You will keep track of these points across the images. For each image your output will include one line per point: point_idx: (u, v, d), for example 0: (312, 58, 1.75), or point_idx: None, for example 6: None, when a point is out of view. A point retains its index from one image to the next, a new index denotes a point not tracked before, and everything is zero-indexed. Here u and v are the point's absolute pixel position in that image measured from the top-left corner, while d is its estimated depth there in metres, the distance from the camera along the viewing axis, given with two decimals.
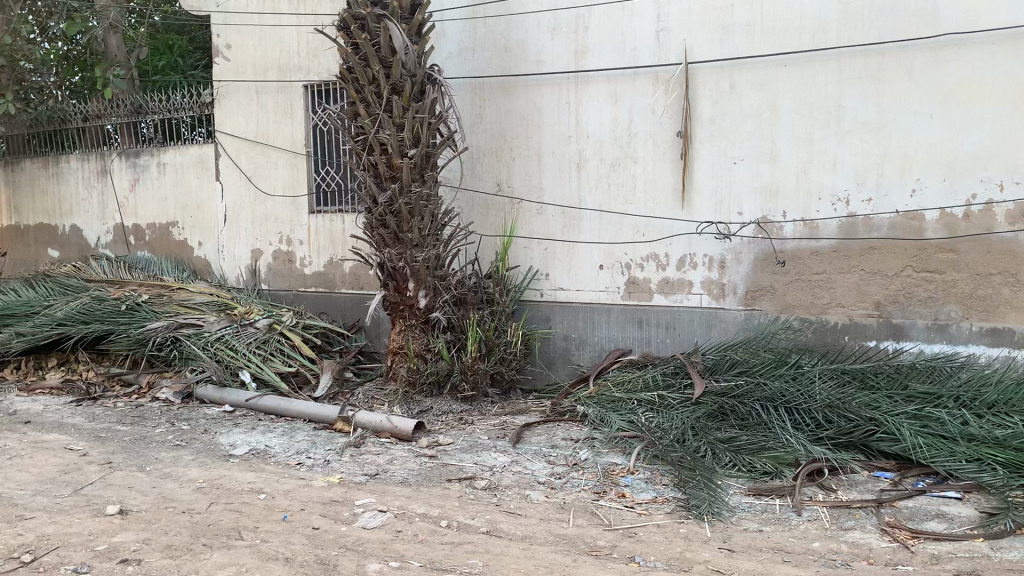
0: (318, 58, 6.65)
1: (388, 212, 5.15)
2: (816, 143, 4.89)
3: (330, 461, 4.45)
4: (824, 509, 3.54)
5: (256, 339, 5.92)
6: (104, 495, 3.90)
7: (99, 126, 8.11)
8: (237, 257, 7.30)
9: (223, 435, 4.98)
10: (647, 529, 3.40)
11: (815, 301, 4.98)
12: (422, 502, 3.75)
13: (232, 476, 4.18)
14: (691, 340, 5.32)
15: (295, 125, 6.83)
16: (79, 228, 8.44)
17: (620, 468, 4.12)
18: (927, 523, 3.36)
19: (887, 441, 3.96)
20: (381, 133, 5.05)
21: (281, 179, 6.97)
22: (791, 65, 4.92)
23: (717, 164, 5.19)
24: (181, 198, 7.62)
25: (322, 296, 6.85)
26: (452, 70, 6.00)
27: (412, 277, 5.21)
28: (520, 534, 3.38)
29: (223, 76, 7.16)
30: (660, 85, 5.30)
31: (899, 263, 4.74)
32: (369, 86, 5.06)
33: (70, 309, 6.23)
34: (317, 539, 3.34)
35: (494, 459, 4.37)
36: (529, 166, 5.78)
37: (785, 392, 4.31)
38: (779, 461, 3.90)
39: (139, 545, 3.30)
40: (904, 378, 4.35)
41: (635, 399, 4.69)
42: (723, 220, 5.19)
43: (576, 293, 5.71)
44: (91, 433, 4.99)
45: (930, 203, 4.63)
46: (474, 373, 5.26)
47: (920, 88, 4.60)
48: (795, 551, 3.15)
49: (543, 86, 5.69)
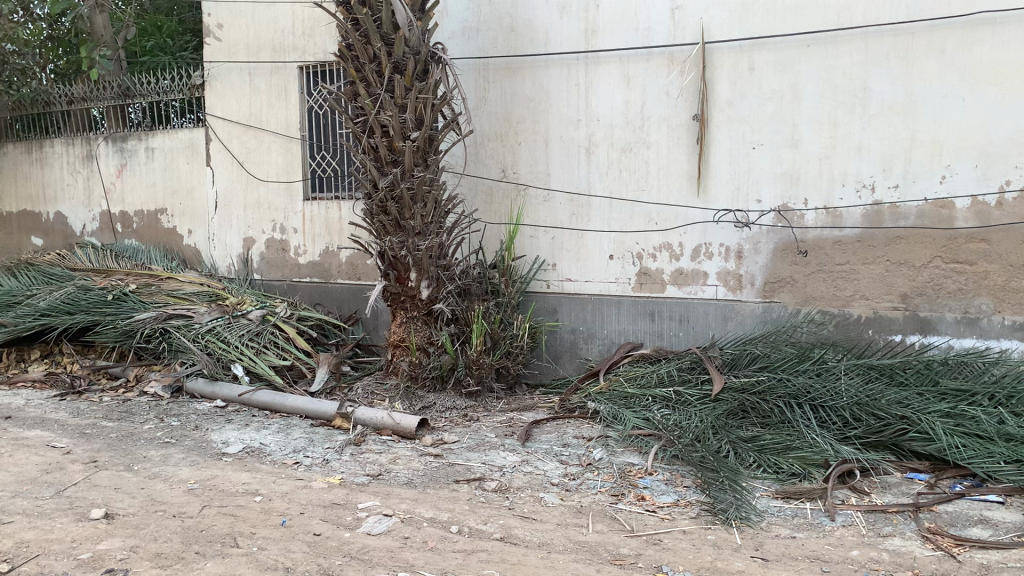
0: (314, 38, 6.35)
1: (389, 197, 4.89)
2: (840, 128, 4.67)
3: (329, 460, 4.21)
4: (858, 514, 3.33)
5: (249, 331, 5.65)
6: (88, 497, 3.64)
7: (84, 110, 7.80)
8: (230, 245, 7.01)
9: (215, 431, 4.73)
10: (672, 536, 3.19)
11: (837, 294, 4.77)
12: (429, 505, 3.52)
13: (226, 477, 3.93)
14: (705, 333, 5.11)
15: (290, 108, 6.55)
16: (63, 216, 8.13)
17: (637, 469, 3.90)
18: (971, 530, 3.16)
19: (921, 441, 3.77)
20: (382, 114, 4.79)
21: (274, 165, 6.68)
22: (814, 45, 4.69)
23: (735, 149, 4.96)
24: (170, 184, 7.32)
25: (317, 287, 6.59)
26: (456, 51, 5.73)
27: (414, 267, 4.96)
28: (537, 541, 3.15)
29: (215, 56, 6.85)
30: (675, 65, 5.06)
31: (927, 254, 4.53)
32: (370, 65, 4.79)
33: (54, 298, 5.95)
34: (318, 547, 3.10)
35: (503, 459, 4.14)
36: (536, 151, 5.53)
37: (810, 388, 4.10)
38: (807, 461, 3.70)
39: (126, 553, 3.04)
40: (934, 374, 4.15)
41: (649, 395, 4.49)
42: (742, 208, 4.97)
43: (584, 284, 5.48)
44: (75, 430, 4.73)
45: (960, 190, 4.43)
46: (479, 368, 5.01)
47: (952, 69, 4.39)
48: (833, 560, 2.94)
49: (552, 67, 5.43)
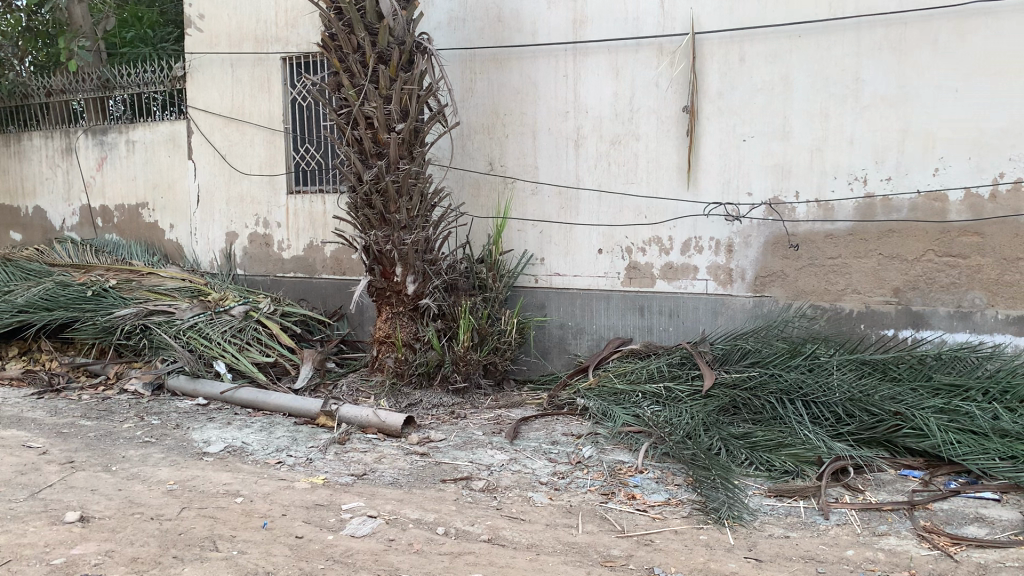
0: (297, 28, 6.21)
1: (374, 190, 4.77)
2: (832, 120, 4.61)
3: (313, 460, 4.11)
4: (853, 512, 3.27)
5: (232, 327, 5.53)
6: (63, 499, 3.52)
7: (64, 102, 7.62)
8: (212, 240, 6.87)
9: (196, 430, 4.61)
10: (664, 536, 3.11)
11: (829, 288, 4.71)
12: (415, 506, 3.43)
13: (207, 477, 3.83)
14: (696, 328, 5.04)
15: (273, 100, 6.41)
16: (42, 210, 7.95)
17: (628, 466, 3.83)
18: (967, 528, 3.11)
19: (915, 437, 3.72)
20: (366, 105, 4.67)
21: (257, 158, 6.55)
22: (806, 36, 4.61)
23: (725, 140, 4.89)
24: (151, 177, 7.16)
25: (301, 282, 6.47)
26: (441, 42, 5.61)
27: (400, 261, 4.85)
28: (526, 543, 3.07)
29: (196, 47, 6.71)
30: (664, 57, 4.98)
31: (919, 247, 4.48)
32: (354, 55, 4.66)
33: (32, 294, 5.80)
34: (300, 550, 3.00)
35: (491, 457, 4.05)
36: (523, 144, 5.44)
37: (803, 384, 4.05)
38: (800, 459, 3.64)
39: (101, 558, 2.93)
40: (928, 369, 4.11)
41: (639, 391, 4.42)
42: (732, 201, 4.90)
43: (574, 278, 5.40)
44: (52, 429, 4.60)
45: (954, 182, 4.37)
46: (466, 364, 4.92)
47: (946, 60, 4.33)
48: (829, 561, 2.88)
49: (539, 58, 5.33)
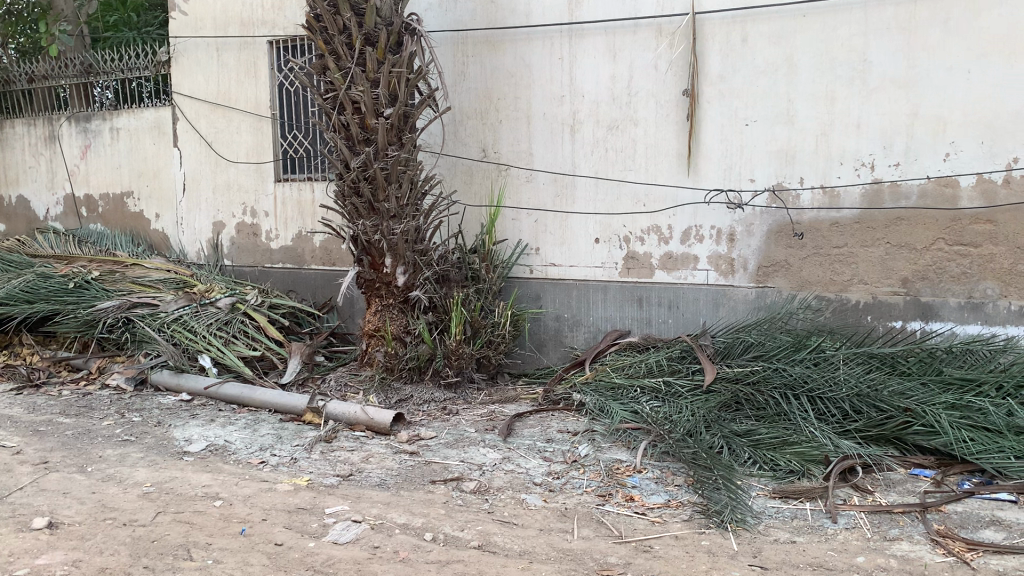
0: (283, 10, 5.98)
1: (362, 178, 4.58)
2: (838, 103, 4.41)
3: (298, 459, 3.93)
4: (862, 514, 3.11)
5: (217, 320, 5.34)
6: (33, 504, 3.35)
7: (46, 89, 7.39)
8: (198, 230, 6.66)
9: (177, 428, 4.43)
10: (663, 542, 2.95)
11: (835, 278, 4.55)
12: (403, 510, 3.26)
13: (185, 479, 3.65)
14: (696, 320, 4.87)
15: (259, 85, 6.19)
16: (25, 200, 7.73)
17: (626, 466, 3.66)
18: (983, 532, 2.96)
19: (925, 434, 3.58)
20: (352, 89, 4.46)
21: (244, 145, 6.33)
22: (811, 16, 4.41)
23: (727, 125, 4.70)
24: (136, 165, 6.95)
25: (289, 272, 6.28)
26: (432, 23, 5.40)
27: (389, 252, 4.67)
28: (518, 550, 2.90)
29: (180, 31, 6.47)
30: (663, 38, 4.77)
31: (928, 236, 4.31)
32: (339, 37, 4.46)
33: (11, 287, 5.59)
34: (278, 559, 2.83)
35: (483, 456, 3.88)
36: (517, 129, 5.24)
37: (809, 379, 3.88)
38: (805, 457, 3.50)
39: (67, 568, 2.76)
40: (939, 363, 3.94)
41: (637, 386, 4.26)
42: (734, 188, 4.71)
43: (570, 268, 5.21)
44: (27, 427, 4.41)
45: (965, 168, 4.20)
46: (458, 358, 4.74)
47: (957, 40, 4.14)
48: (838, 569, 2.72)
49: (533, 40, 5.12)
